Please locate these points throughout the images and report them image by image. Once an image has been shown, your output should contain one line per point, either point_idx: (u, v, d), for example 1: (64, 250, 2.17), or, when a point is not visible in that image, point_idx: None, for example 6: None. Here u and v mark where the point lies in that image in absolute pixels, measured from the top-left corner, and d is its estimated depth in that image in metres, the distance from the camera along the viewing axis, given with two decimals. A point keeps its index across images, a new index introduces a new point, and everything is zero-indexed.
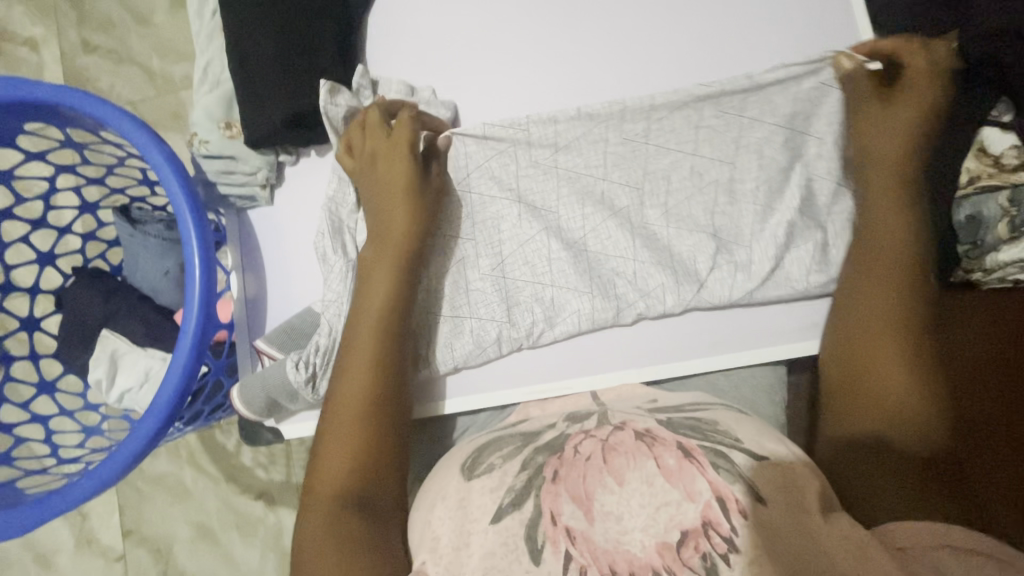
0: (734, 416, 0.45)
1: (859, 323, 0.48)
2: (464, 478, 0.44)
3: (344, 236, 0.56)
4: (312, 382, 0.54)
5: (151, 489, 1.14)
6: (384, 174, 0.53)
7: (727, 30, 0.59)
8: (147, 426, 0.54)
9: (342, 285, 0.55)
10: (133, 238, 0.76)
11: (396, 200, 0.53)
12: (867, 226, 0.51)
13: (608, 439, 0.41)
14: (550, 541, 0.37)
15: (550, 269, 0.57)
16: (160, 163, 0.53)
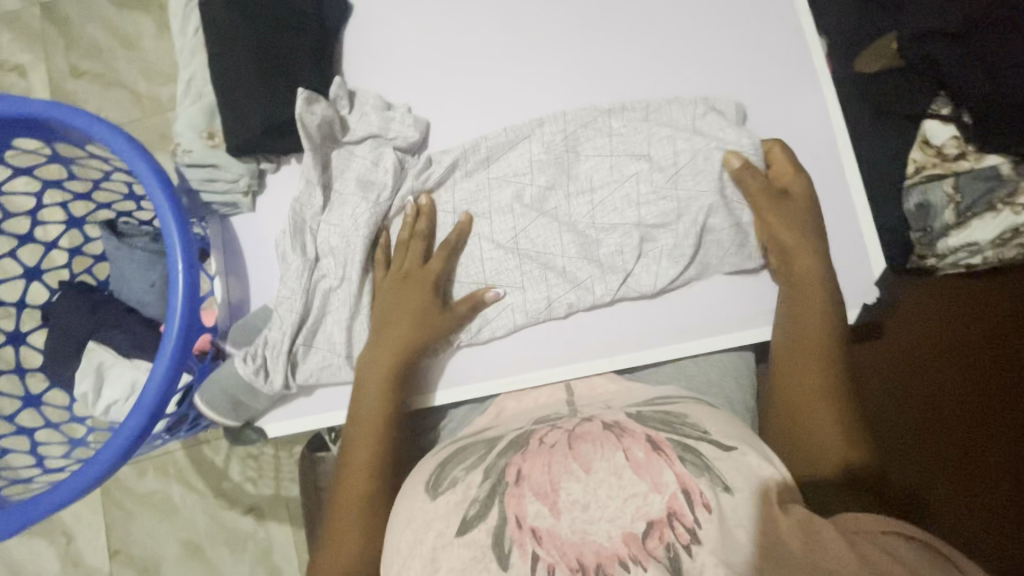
0: (702, 409, 0.48)
1: (792, 367, 0.52)
2: (429, 497, 0.44)
3: (305, 237, 0.59)
4: (263, 372, 0.58)
5: (137, 508, 1.13)
6: (405, 293, 0.58)
7: (683, 37, 0.62)
8: (130, 427, 0.54)
9: (298, 282, 0.58)
10: (119, 252, 0.78)
11: (404, 299, 0.58)
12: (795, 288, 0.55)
13: (574, 432, 0.44)
14: (517, 545, 0.38)
15: (483, 271, 0.60)
16: (143, 170, 0.55)
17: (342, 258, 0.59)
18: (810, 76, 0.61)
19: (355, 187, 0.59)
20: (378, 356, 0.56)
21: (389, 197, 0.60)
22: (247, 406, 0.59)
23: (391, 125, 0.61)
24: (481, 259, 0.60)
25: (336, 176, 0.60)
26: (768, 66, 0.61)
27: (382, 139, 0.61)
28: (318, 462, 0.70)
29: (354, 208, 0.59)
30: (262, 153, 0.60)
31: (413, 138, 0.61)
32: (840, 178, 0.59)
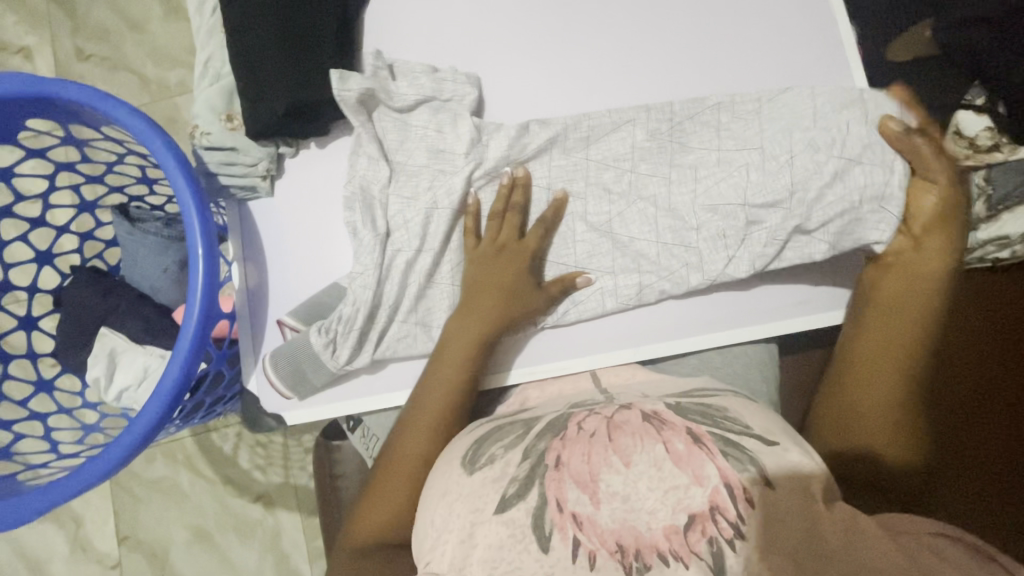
0: (742, 400, 0.47)
1: (863, 356, 0.51)
2: (465, 472, 0.44)
3: (375, 211, 0.57)
4: (332, 346, 0.56)
5: (146, 494, 1.13)
6: (496, 270, 0.56)
7: (711, 24, 0.61)
8: (151, 412, 0.54)
9: (370, 259, 0.56)
10: (131, 237, 0.77)
11: (498, 275, 0.56)
12: (907, 264, 0.54)
13: (614, 420, 0.43)
14: (557, 529, 0.38)
15: (575, 253, 0.59)
16: (162, 152, 0.54)
17: (416, 230, 0.57)
18: (841, 65, 0.60)
19: (427, 157, 0.59)
20: (457, 334, 0.54)
21: (469, 166, 0.58)
22: (307, 379, 0.57)
23: (448, 87, 0.60)
24: (574, 241, 0.59)
25: (395, 148, 0.59)
26: (800, 55, 0.60)
27: (438, 102, 0.60)
28: (332, 450, 0.69)
29: (428, 181, 0.58)
30: (282, 136, 0.59)
31: (469, 96, 0.60)
32: None
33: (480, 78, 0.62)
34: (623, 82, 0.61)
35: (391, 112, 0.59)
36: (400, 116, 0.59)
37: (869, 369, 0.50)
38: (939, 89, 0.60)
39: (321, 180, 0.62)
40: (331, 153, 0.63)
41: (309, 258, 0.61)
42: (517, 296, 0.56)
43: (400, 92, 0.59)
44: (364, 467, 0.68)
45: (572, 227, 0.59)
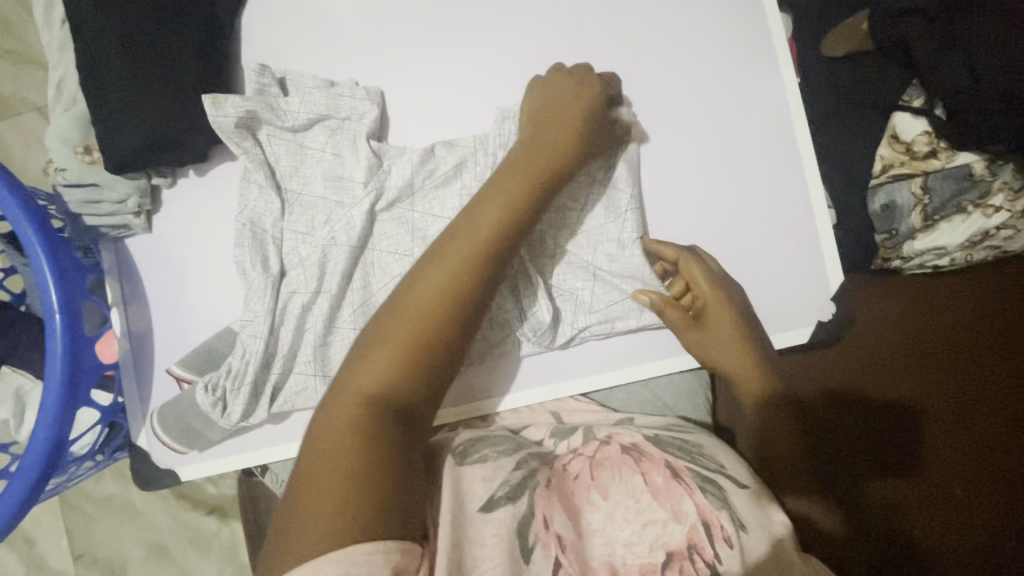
0: (723, 445, 0.49)
1: (764, 444, 0.50)
2: (455, 461, 0.45)
3: (267, 248, 0.52)
4: (222, 405, 0.50)
5: (98, 512, 1.11)
6: (536, 144, 0.48)
7: (625, 19, 0.55)
8: (21, 481, 0.50)
9: (262, 304, 0.51)
10: (28, 267, 0.72)
11: (540, 157, 0.48)
12: (725, 363, 0.52)
13: (595, 456, 0.46)
14: (541, 544, 0.39)
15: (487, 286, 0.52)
16: (1, 194, 0.48)
17: (313, 269, 0.51)
18: (770, 64, 0.54)
19: (324, 185, 0.52)
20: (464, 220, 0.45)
21: (368, 197, 0.51)
22: (203, 435, 0.53)
23: (340, 101, 0.53)
24: None
25: (289, 175, 0.53)
26: (719, 57, 0.54)
27: (335, 120, 0.53)
28: (253, 486, 0.66)
29: (326, 214, 0.52)
30: (148, 168, 0.52)
31: (370, 114, 0.53)
32: (798, 184, 0.53)
33: (383, 92, 0.55)
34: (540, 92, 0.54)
35: (283, 133, 0.52)
36: (294, 137, 0.53)
37: (779, 449, 0.50)
38: (871, 87, 0.54)
39: (217, 210, 0.56)
40: (219, 180, 0.56)
41: (206, 299, 0.56)
42: (547, 164, 0.48)
43: (292, 111, 0.53)
44: None
45: None
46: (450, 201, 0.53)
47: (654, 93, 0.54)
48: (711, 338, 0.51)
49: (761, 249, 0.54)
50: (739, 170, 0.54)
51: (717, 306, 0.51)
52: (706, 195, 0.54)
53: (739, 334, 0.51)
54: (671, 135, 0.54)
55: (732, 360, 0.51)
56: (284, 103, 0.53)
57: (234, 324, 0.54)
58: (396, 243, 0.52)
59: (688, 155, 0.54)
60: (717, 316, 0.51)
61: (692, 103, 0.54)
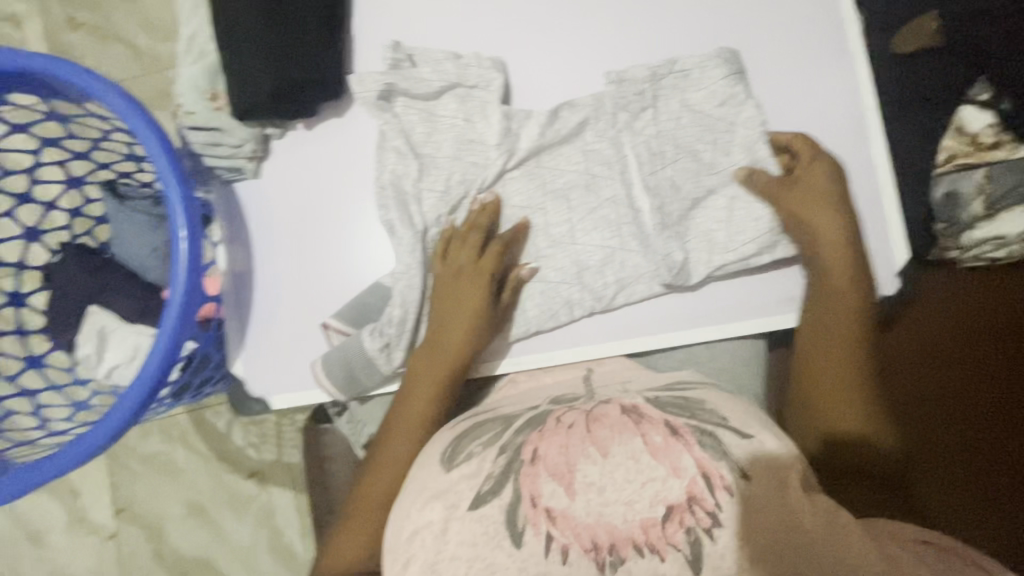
0: (726, 398, 0.49)
1: (825, 355, 0.51)
2: (442, 469, 0.47)
3: (410, 207, 0.56)
4: (387, 349, 0.55)
5: (143, 468, 1.14)
6: (460, 297, 0.55)
7: (712, 6, 0.58)
8: (132, 398, 0.52)
9: (411, 256, 0.55)
10: (121, 215, 0.77)
11: (461, 308, 0.55)
12: (810, 242, 0.53)
13: (593, 412, 0.47)
14: (531, 523, 0.42)
15: (589, 243, 0.57)
16: (144, 132, 0.53)
17: (449, 227, 0.56)
18: (846, 54, 0.57)
19: (457, 146, 0.56)
20: (444, 309, 0.55)
21: (501, 158, 0.56)
22: (361, 384, 0.56)
23: (468, 71, 0.57)
24: (575, 232, 0.57)
25: (422, 141, 0.56)
26: (800, 44, 0.58)
27: (463, 89, 0.57)
28: (323, 432, 0.72)
29: (462, 174, 0.56)
30: (265, 118, 0.57)
31: (496, 81, 0.57)
32: (868, 168, 0.57)
33: (506, 64, 0.59)
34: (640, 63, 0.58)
35: (417, 103, 0.56)
36: (425, 106, 0.57)
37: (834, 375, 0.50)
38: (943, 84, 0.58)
39: (319, 159, 0.61)
40: (324, 134, 0.61)
41: (302, 241, 0.60)
42: (478, 329, 0.55)
43: (426, 79, 0.56)
44: (353, 453, 0.69)
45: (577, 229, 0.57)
46: (574, 156, 0.57)
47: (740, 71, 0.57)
48: (804, 204, 0.53)
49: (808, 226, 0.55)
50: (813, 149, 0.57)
51: (812, 173, 0.54)
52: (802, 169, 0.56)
53: (828, 201, 0.54)
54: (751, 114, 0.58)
55: (820, 256, 0.53)
56: (417, 73, 0.56)
57: (385, 278, 0.58)
58: (528, 198, 0.57)
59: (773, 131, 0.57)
60: (805, 175, 0.54)
61: (772, 86, 0.58)
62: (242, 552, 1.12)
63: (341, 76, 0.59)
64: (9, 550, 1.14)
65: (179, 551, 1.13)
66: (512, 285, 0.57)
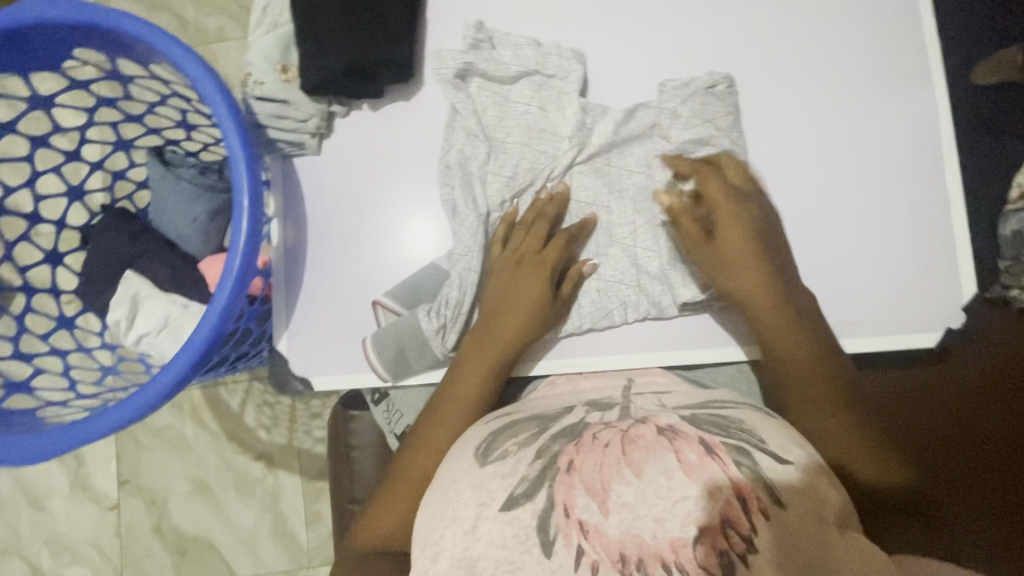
0: (764, 414, 0.46)
1: (804, 408, 0.48)
2: (477, 463, 0.45)
3: (475, 189, 0.56)
4: (442, 332, 0.55)
5: (150, 440, 1.12)
6: (520, 282, 0.54)
7: (793, 21, 0.58)
8: (180, 363, 0.51)
9: (472, 241, 0.56)
10: (164, 180, 0.77)
11: (523, 291, 0.54)
12: (731, 291, 0.52)
13: (627, 431, 0.43)
14: (562, 535, 0.39)
15: (657, 250, 0.56)
16: (213, 96, 0.52)
17: (509, 216, 0.57)
18: (926, 79, 0.56)
19: (527, 134, 0.57)
20: (507, 291, 0.54)
21: (571, 151, 0.56)
22: (409, 362, 0.56)
23: (547, 59, 0.57)
24: (636, 233, 0.57)
25: (493, 124, 0.57)
26: (882, 65, 0.57)
27: (540, 77, 0.57)
28: (350, 420, 0.69)
29: (531, 161, 0.57)
30: (334, 94, 0.56)
31: (575, 73, 0.57)
32: (940, 197, 0.56)
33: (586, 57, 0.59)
34: (716, 69, 0.58)
35: (492, 85, 0.57)
36: (500, 90, 0.58)
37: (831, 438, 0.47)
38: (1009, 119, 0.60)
39: (384, 140, 0.59)
40: (389, 115, 0.60)
41: (357, 221, 0.59)
42: (537, 312, 0.54)
43: (504, 62, 0.57)
44: (381, 442, 0.68)
45: (638, 232, 0.57)
46: (644, 157, 0.57)
47: (811, 85, 0.57)
48: (722, 263, 0.53)
49: (817, 257, 0.57)
50: (885, 172, 0.56)
51: (725, 214, 0.53)
52: (865, 193, 0.56)
53: (752, 253, 0.52)
54: (823, 130, 0.57)
55: (750, 308, 0.52)
56: (496, 56, 0.57)
57: (441, 260, 0.57)
58: (594, 195, 0.58)
59: (844, 151, 0.57)
60: (721, 223, 0.53)
61: (848, 106, 0.57)
62: (244, 535, 1.10)
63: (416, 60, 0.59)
64: (8, 512, 1.12)
65: (180, 528, 1.11)
66: (571, 279, 0.56)
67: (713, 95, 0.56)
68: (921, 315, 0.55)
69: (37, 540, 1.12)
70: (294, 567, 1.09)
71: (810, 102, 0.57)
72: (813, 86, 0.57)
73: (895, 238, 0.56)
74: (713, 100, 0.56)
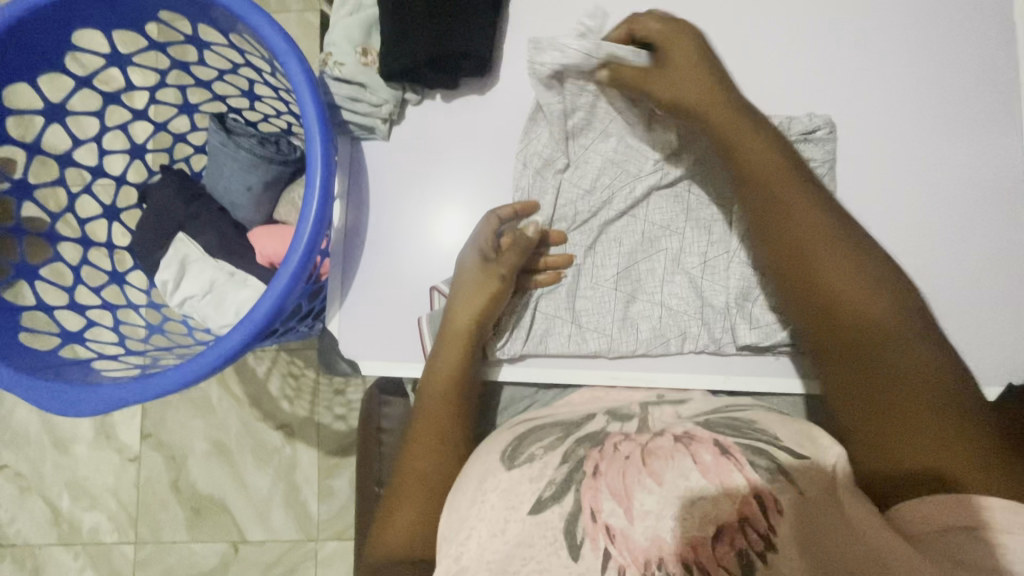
0: (772, 412, 0.48)
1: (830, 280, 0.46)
2: (504, 466, 0.46)
3: (549, 196, 0.58)
4: (497, 328, 0.57)
5: (175, 398, 1.14)
6: (477, 283, 0.54)
7: (881, 55, 0.57)
8: (239, 336, 0.51)
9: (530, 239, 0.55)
10: (224, 148, 0.77)
11: (479, 291, 0.54)
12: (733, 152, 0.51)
13: (648, 445, 0.44)
14: (590, 538, 0.40)
15: (728, 281, 0.56)
16: (296, 74, 0.52)
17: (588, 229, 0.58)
18: (1013, 128, 0.55)
19: (612, 150, 0.58)
20: (472, 288, 0.54)
21: (654, 172, 0.57)
22: None
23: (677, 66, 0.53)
24: (708, 260, 0.56)
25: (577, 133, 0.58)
26: (967, 110, 0.56)
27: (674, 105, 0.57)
28: (383, 405, 0.70)
29: (611, 177, 0.58)
30: (410, 82, 0.56)
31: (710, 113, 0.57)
32: (1015, 248, 0.54)
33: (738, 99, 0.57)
34: (793, 97, 0.57)
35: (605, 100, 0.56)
36: None
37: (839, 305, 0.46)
38: None
39: (456, 133, 0.59)
40: (463, 108, 0.59)
41: (419, 211, 0.59)
42: (490, 305, 0.55)
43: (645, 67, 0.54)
44: None
45: (721, 261, 0.56)
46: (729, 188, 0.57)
47: (892, 120, 0.57)
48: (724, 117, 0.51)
49: None
50: (960, 218, 0.55)
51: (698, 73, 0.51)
52: (941, 238, 0.55)
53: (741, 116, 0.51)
54: (897, 167, 0.56)
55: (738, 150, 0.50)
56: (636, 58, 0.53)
57: None
58: (668, 218, 0.57)
59: (921, 193, 0.56)
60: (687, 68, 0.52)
61: (929, 146, 0.56)
62: (257, 500, 1.12)
63: (496, 57, 0.59)
64: (34, 452, 1.15)
65: (196, 487, 1.13)
66: (516, 252, 0.55)
67: (810, 141, 0.55)
68: (990, 367, 0.54)
69: (59, 482, 1.15)
70: (302, 537, 1.11)
71: (889, 139, 0.56)
72: (895, 124, 0.57)
73: (970, 286, 0.55)
74: (811, 146, 0.56)
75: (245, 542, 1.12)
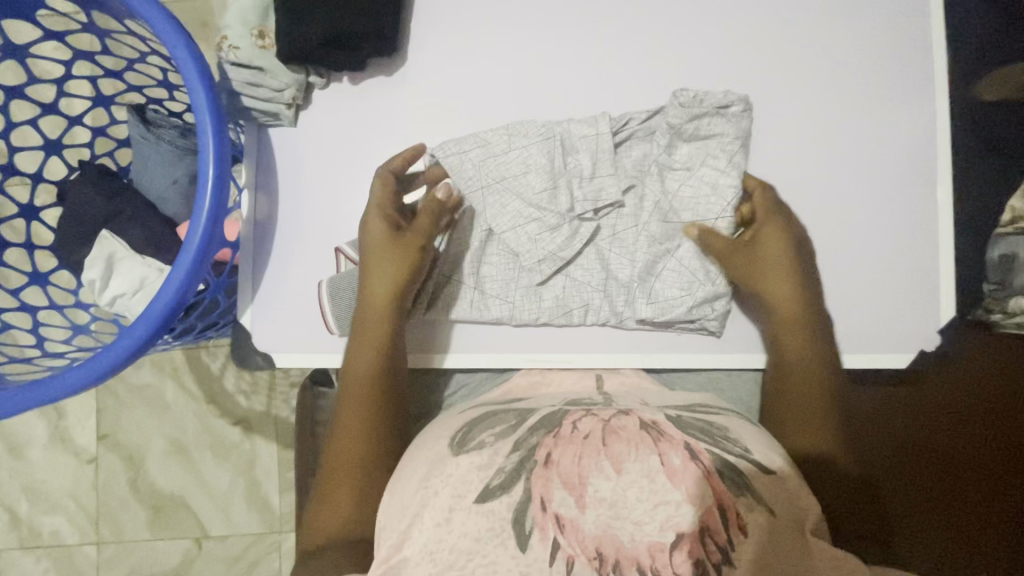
0: (740, 419, 0.47)
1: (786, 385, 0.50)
2: (452, 452, 0.44)
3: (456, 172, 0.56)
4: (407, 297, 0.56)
5: (130, 398, 1.13)
6: (389, 247, 0.53)
7: (796, 22, 0.56)
8: (139, 331, 0.50)
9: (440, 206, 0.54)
10: (144, 141, 0.74)
11: (387, 255, 0.53)
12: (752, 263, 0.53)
13: (610, 423, 0.43)
14: (538, 527, 0.40)
15: (639, 257, 0.55)
16: (184, 60, 0.50)
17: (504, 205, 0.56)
18: (926, 92, 0.55)
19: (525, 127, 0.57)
20: (381, 249, 0.53)
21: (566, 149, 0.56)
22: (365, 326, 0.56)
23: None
24: (621, 237, 0.56)
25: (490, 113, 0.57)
26: (881, 76, 0.55)
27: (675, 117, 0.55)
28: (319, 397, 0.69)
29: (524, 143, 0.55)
30: (311, 65, 0.54)
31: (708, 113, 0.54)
32: (927, 215, 0.54)
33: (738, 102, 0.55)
34: (708, 68, 0.56)
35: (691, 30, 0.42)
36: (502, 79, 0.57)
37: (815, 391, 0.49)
38: (995, 144, 0.64)
39: (365, 116, 0.58)
40: (371, 90, 0.58)
41: (330, 198, 0.58)
42: (413, 269, 0.53)
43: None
44: None
45: (637, 237, 0.56)
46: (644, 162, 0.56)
47: (808, 90, 0.56)
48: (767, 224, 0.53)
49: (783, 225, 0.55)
50: (875, 186, 0.55)
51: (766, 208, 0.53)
52: (854, 206, 0.55)
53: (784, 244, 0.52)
54: (813, 138, 0.56)
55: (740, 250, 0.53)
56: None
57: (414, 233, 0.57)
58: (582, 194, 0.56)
59: (837, 161, 0.55)
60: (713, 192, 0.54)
61: (845, 114, 0.55)
62: (219, 496, 1.12)
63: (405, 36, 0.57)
64: None
65: (157, 485, 1.12)
66: (430, 212, 0.54)
67: (722, 115, 0.54)
68: (905, 333, 0.54)
69: (16, 487, 1.13)
70: (266, 530, 1.11)
71: (804, 108, 0.56)
72: (810, 92, 0.56)
73: (882, 254, 0.55)
74: (722, 121, 0.54)
75: (208, 538, 1.12)
